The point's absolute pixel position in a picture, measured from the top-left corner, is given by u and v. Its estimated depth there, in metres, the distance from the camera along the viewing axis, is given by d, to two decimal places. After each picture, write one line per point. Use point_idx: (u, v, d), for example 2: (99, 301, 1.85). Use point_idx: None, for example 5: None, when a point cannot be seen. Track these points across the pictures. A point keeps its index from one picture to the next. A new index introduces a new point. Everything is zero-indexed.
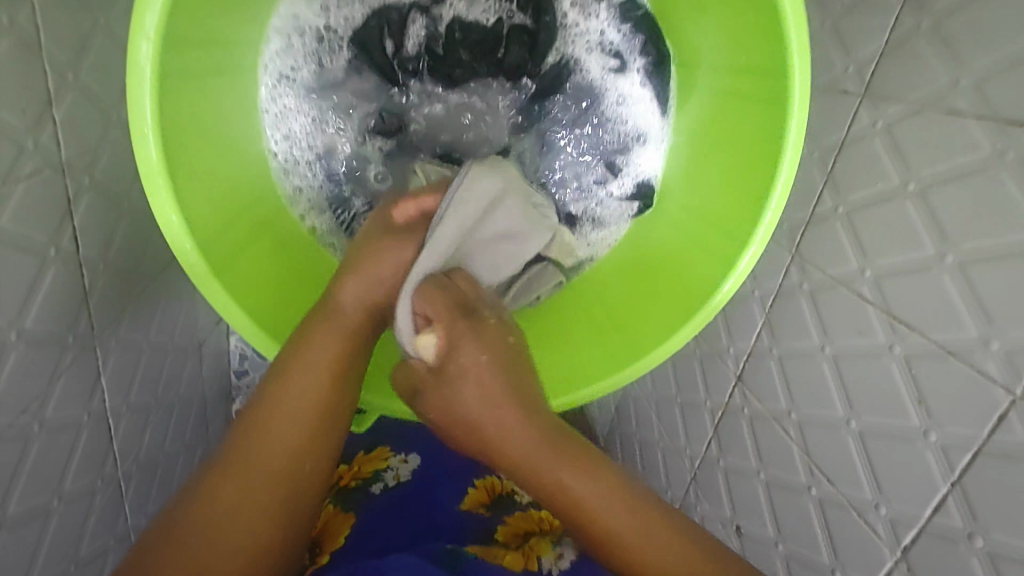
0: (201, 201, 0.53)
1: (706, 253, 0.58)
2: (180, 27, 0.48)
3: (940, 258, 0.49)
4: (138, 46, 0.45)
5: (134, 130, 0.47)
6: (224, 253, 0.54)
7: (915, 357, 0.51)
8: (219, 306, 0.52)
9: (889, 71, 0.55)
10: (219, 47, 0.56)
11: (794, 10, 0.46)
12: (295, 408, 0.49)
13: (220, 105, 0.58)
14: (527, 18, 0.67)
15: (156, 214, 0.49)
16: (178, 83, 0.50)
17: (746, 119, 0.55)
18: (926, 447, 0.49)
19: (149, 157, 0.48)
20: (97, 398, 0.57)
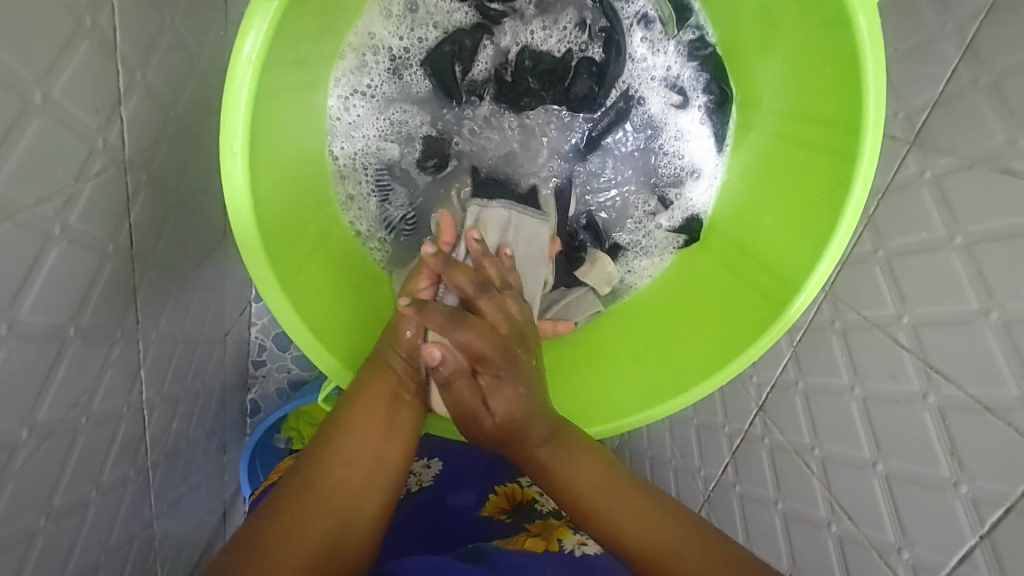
0: (274, 217, 0.53)
1: (757, 297, 0.59)
2: (275, 47, 0.48)
3: (984, 314, 0.50)
4: (241, 67, 0.46)
5: (225, 146, 0.47)
6: (291, 268, 0.55)
7: (950, 408, 0.52)
8: (283, 321, 0.52)
9: (942, 121, 0.55)
10: (305, 62, 0.57)
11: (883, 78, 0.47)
12: (360, 458, 0.52)
13: (297, 116, 0.59)
14: (600, 51, 0.69)
15: (234, 226, 0.49)
16: (268, 99, 0.51)
17: (811, 169, 0.56)
18: (957, 498, 0.51)
19: (234, 175, 0.48)
20: (136, 390, 0.58)
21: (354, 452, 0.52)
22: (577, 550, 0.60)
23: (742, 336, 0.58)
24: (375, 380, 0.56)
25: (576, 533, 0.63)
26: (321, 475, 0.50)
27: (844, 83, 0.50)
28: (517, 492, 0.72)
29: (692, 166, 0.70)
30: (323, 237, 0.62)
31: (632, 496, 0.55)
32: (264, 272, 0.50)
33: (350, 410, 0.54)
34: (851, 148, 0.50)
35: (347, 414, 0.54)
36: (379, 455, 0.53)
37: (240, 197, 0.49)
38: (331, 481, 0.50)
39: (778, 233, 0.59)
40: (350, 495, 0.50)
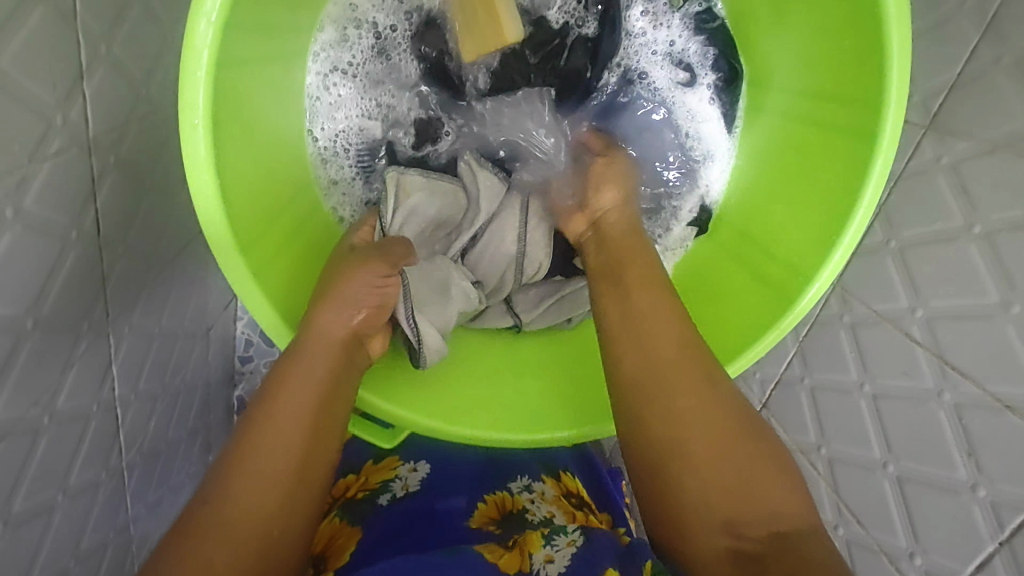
0: (245, 202, 0.50)
1: (764, 290, 0.56)
2: (241, 12, 0.46)
3: (1004, 308, 0.48)
4: (198, 26, 0.43)
5: (185, 117, 0.44)
6: (265, 254, 0.52)
7: (967, 407, 0.49)
8: (255, 312, 0.48)
9: (960, 104, 0.52)
10: (272, 31, 0.54)
11: (902, 49, 0.45)
12: (276, 459, 0.44)
13: (268, 92, 0.55)
14: (595, 25, 0.65)
15: (200, 208, 0.46)
16: (233, 67, 0.48)
17: (824, 152, 0.54)
18: (974, 502, 0.48)
19: (197, 152, 0.45)
20: (107, 387, 0.55)
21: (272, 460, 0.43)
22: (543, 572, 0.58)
23: (748, 331, 0.54)
24: (302, 363, 0.48)
25: (545, 548, 0.60)
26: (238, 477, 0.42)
27: (860, 55, 0.48)
28: (506, 501, 0.70)
29: (696, 150, 0.66)
30: (300, 224, 0.58)
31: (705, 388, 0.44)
32: (232, 257, 0.47)
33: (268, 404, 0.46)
34: (868, 127, 0.48)
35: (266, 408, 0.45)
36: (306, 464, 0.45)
37: (203, 174, 0.45)
38: (243, 502, 0.42)
39: (788, 222, 0.56)
40: (274, 501, 0.42)
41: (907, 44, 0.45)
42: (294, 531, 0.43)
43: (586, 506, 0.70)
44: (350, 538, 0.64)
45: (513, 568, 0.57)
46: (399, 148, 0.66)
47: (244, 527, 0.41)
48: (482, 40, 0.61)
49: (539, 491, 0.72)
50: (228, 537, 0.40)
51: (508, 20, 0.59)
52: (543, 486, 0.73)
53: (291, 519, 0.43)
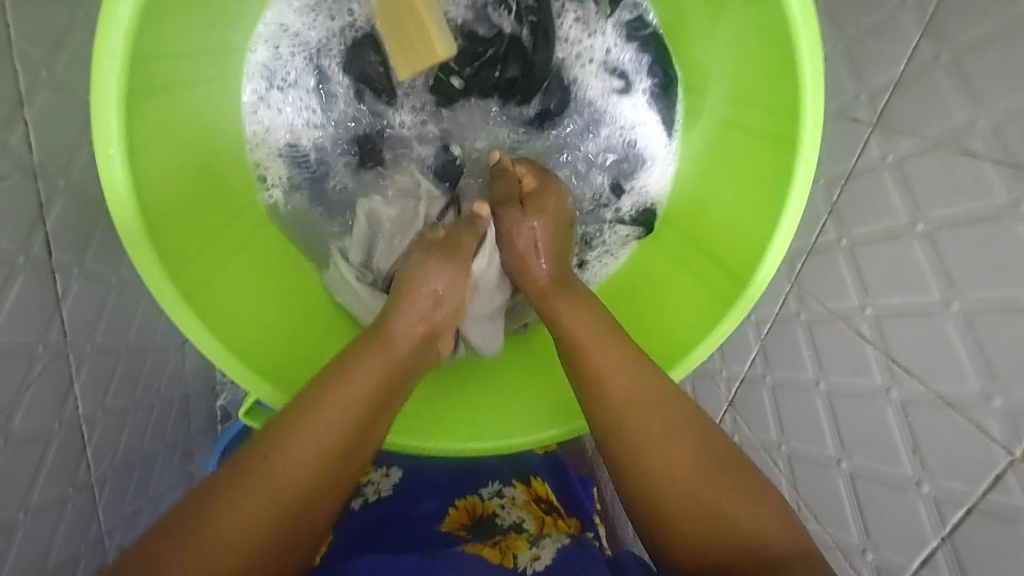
0: (172, 226, 0.51)
1: (704, 293, 0.57)
2: (146, 40, 0.47)
3: (945, 305, 0.48)
4: (107, 58, 0.44)
5: (100, 149, 0.45)
6: (200, 277, 0.53)
7: (912, 404, 0.50)
8: (192, 337, 0.49)
9: (903, 102, 0.52)
10: (192, 58, 0.55)
11: (811, 57, 0.46)
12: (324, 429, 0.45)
13: (197, 117, 0.57)
14: (528, 35, 0.66)
15: (121, 232, 0.47)
16: (148, 94, 0.49)
17: (755, 159, 0.55)
18: (919, 498, 0.49)
19: (115, 179, 0.46)
20: (70, 405, 0.55)
21: (322, 428, 0.45)
22: (530, 567, 0.58)
23: (689, 337, 0.56)
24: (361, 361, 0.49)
25: (531, 549, 0.60)
26: (279, 453, 0.43)
27: (778, 65, 0.49)
28: (477, 506, 0.70)
29: (638, 152, 0.67)
30: (241, 244, 0.59)
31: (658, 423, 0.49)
32: (160, 283, 0.48)
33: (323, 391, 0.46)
34: (790, 133, 0.49)
35: (320, 394, 0.46)
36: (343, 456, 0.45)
37: (126, 205, 0.47)
38: (289, 473, 0.43)
39: (723, 227, 0.58)
40: (302, 493, 0.43)
41: (817, 55, 0.46)
42: (313, 525, 0.44)
43: (556, 511, 0.71)
44: (320, 540, 0.62)
45: (498, 563, 0.58)
46: (342, 165, 0.67)
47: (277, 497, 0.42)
48: (414, 57, 0.63)
49: (510, 496, 0.71)
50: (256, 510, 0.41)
51: (439, 36, 0.61)
52: (514, 490, 0.72)
53: (310, 515, 0.43)
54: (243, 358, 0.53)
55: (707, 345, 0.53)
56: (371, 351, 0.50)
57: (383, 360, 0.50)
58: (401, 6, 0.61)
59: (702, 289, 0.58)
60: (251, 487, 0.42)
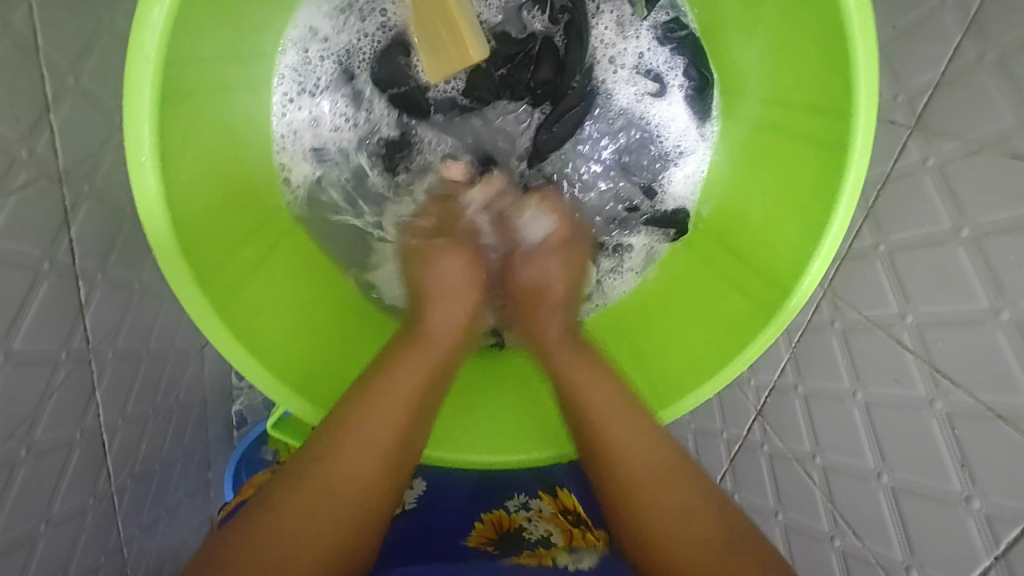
0: (202, 237, 0.51)
1: (731, 301, 0.57)
2: (180, 45, 0.46)
3: (994, 314, 0.46)
4: (141, 65, 0.44)
5: (133, 157, 0.45)
6: (229, 283, 0.52)
7: (958, 416, 0.48)
8: (217, 342, 0.49)
9: (945, 103, 0.51)
10: (224, 63, 0.55)
11: (862, 59, 0.45)
12: (379, 436, 0.50)
13: (227, 121, 0.57)
14: (561, 36, 0.65)
15: (153, 243, 0.46)
16: (183, 100, 0.49)
17: (800, 161, 0.53)
18: (969, 514, 0.47)
19: (147, 186, 0.46)
20: (91, 413, 0.55)
21: (374, 435, 0.49)
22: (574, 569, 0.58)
23: (741, 336, 0.55)
24: (406, 359, 0.54)
25: (570, 556, 0.61)
26: (330, 461, 0.48)
27: (824, 63, 0.48)
28: (503, 519, 0.67)
29: (672, 153, 0.66)
30: (271, 247, 0.59)
31: (643, 443, 0.53)
32: (186, 287, 0.47)
33: (364, 402, 0.51)
34: (839, 135, 0.48)
35: (361, 406, 0.50)
36: (397, 449, 0.50)
37: (156, 211, 0.46)
38: (339, 482, 0.48)
39: (763, 231, 0.57)
40: (354, 496, 0.48)
41: (870, 53, 0.45)
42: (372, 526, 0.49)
43: (585, 521, 0.67)
44: None
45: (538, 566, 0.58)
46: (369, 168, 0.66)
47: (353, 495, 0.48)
48: (447, 62, 0.62)
49: (535, 508, 0.69)
50: (313, 523, 0.46)
51: (471, 39, 0.60)
52: (540, 503, 0.69)
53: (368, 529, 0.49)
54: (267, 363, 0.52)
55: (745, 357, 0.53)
56: (417, 348, 0.55)
57: (429, 358, 0.54)
58: (433, 12, 0.61)
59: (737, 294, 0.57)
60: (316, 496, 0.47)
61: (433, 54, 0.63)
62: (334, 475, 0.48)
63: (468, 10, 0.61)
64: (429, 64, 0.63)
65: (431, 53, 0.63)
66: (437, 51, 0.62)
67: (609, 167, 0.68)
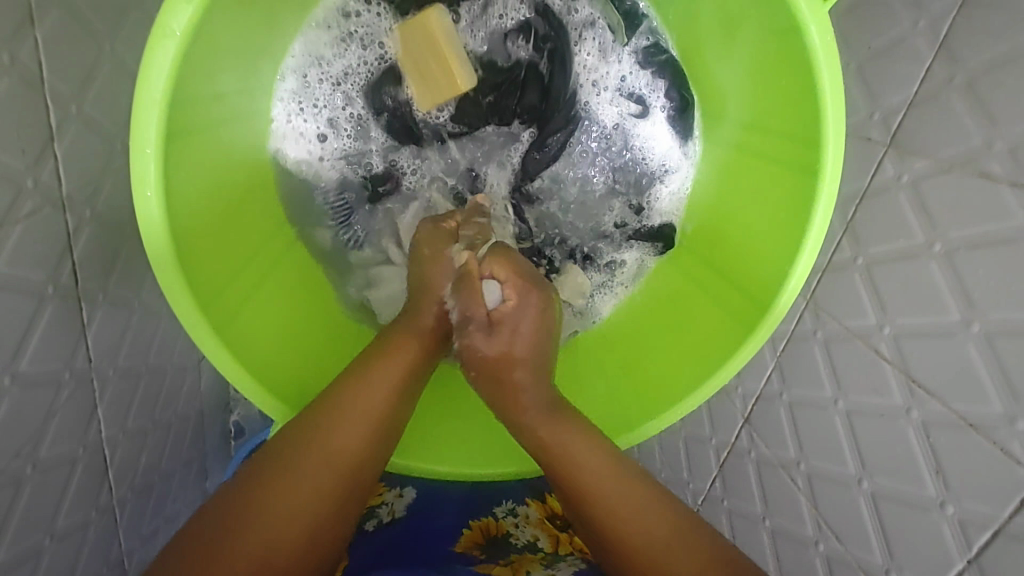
0: (202, 269, 0.52)
1: (705, 326, 0.60)
2: (186, 83, 0.48)
3: (965, 326, 0.48)
4: (146, 104, 0.45)
5: (137, 191, 0.47)
6: (228, 311, 0.53)
7: (934, 424, 0.50)
8: (223, 369, 0.50)
9: (917, 122, 0.53)
10: (226, 94, 0.56)
11: (833, 89, 0.47)
12: (368, 403, 0.52)
13: (228, 152, 0.58)
14: (545, 62, 0.68)
15: (161, 279, 0.47)
16: (184, 134, 0.50)
17: (780, 185, 0.55)
18: (943, 519, 0.48)
19: (151, 222, 0.47)
20: (93, 429, 0.56)
21: (366, 405, 0.52)
22: None
23: (725, 348, 0.56)
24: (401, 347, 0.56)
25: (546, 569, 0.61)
26: (321, 437, 0.50)
27: (793, 90, 0.51)
28: (491, 525, 0.68)
29: (658, 171, 0.69)
30: (268, 273, 0.60)
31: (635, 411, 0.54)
32: (193, 318, 0.48)
33: (358, 376, 0.53)
34: (813, 160, 0.50)
35: (355, 378, 0.53)
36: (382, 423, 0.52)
37: (162, 246, 0.48)
38: (325, 457, 0.49)
39: (742, 252, 0.59)
40: (337, 471, 0.49)
41: (839, 85, 0.47)
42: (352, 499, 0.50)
43: (571, 526, 0.67)
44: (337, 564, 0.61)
45: None
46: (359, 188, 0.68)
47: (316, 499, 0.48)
48: (436, 90, 0.65)
49: (523, 514, 0.70)
50: (289, 499, 0.47)
51: (460, 70, 0.64)
52: (528, 508, 0.71)
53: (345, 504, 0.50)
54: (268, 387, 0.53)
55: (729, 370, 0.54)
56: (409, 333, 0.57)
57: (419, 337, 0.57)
58: (421, 42, 0.63)
59: (722, 302, 0.59)
60: (306, 457, 0.49)
61: (418, 81, 0.66)
62: (300, 475, 0.49)
63: (451, 40, 0.64)
64: (415, 91, 0.66)
65: (417, 80, 0.66)
66: (423, 78, 0.65)
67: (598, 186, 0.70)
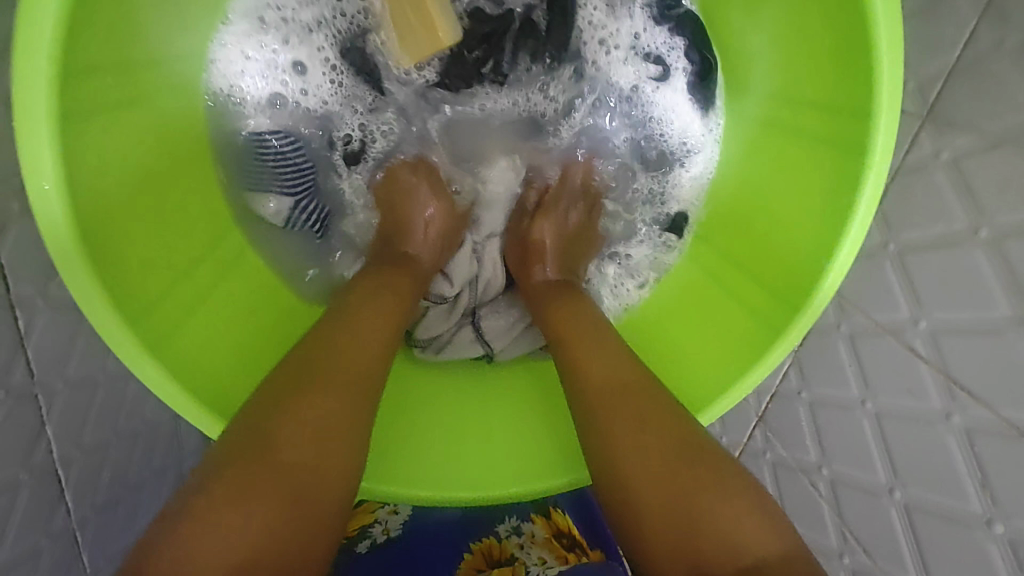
0: (126, 273, 0.46)
1: (732, 317, 0.54)
2: (81, 51, 0.41)
3: (1017, 324, 0.43)
4: (29, 82, 0.38)
5: (32, 184, 0.40)
6: (163, 325, 0.48)
7: (979, 433, 0.45)
8: (158, 390, 0.45)
9: (960, 92, 0.47)
10: (143, 65, 0.49)
11: (891, 51, 0.42)
12: (368, 339, 0.46)
13: (161, 133, 0.51)
14: (544, 19, 0.61)
15: (71, 286, 0.41)
16: (87, 113, 0.43)
17: (814, 169, 0.50)
18: (990, 539, 0.44)
19: (55, 220, 0.41)
20: (40, 450, 0.50)
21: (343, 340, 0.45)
22: None
23: (761, 343, 0.50)
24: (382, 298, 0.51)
25: None
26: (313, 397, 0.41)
27: (835, 58, 0.46)
28: (494, 548, 0.64)
29: (679, 148, 0.62)
30: (217, 277, 0.54)
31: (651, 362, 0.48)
32: (116, 335, 0.43)
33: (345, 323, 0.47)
34: (857, 137, 0.44)
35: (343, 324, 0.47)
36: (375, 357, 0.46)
37: (71, 249, 0.41)
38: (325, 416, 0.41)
39: (768, 240, 0.53)
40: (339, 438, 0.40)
41: (898, 47, 0.42)
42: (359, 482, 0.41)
43: (580, 546, 0.63)
44: None
45: None
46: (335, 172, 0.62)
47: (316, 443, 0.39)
48: (417, 49, 0.58)
49: (528, 533, 0.65)
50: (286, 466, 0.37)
51: (444, 27, 0.57)
52: (533, 526, 0.66)
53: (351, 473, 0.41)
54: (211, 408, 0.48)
55: (761, 369, 0.49)
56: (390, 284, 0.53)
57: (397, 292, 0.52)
58: None
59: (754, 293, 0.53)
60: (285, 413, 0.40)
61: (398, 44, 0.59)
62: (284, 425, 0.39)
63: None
64: (394, 54, 0.60)
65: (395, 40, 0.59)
66: (402, 39, 0.59)
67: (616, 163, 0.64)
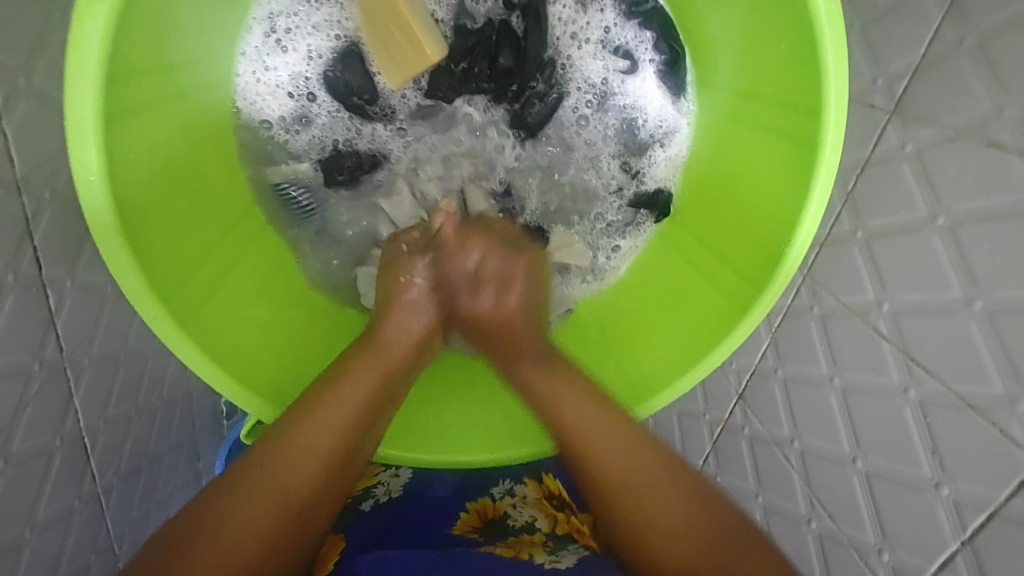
0: (159, 256, 0.50)
1: (689, 311, 0.59)
2: (124, 58, 0.46)
3: (967, 304, 0.46)
4: (78, 84, 0.43)
5: (80, 176, 0.45)
6: (192, 302, 0.52)
7: (930, 405, 0.49)
8: (188, 360, 0.49)
9: (923, 89, 0.50)
10: (174, 69, 0.54)
11: (837, 57, 0.45)
12: (348, 403, 0.52)
13: (186, 128, 0.56)
14: (519, 20, 0.66)
15: (111, 265, 0.46)
16: (126, 115, 0.48)
17: (775, 163, 0.53)
18: (938, 501, 0.48)
19: (98, 208, 0.45)
20: (70, 419, 0.54)
21: (336, 406, 0.52)
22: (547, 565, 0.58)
23: (728, 319, 0.54)
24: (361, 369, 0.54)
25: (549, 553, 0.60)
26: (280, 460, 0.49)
27: (786, 59, 0.50)
28: (488, 507, 0.68)
29: (656, 134, 0.66)
30: (236, 260, 0.58)
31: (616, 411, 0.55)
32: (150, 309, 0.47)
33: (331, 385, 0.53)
34: (812, 132, 0.48)
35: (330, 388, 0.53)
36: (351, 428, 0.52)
37: (113, 240, 0.46)
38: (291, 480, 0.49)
39: (734, 240, 0.57)
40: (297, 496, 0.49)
41: (841, 48, 0.45)
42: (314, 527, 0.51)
43: (569, 506, 0.67)
44: (333, 548, 0.60)
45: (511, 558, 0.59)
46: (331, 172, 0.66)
47: (255, 524, 0.48)
48: (404, 64, 0.62)
49: (521, 494, 0.69)
50: (245, 522, 0.48)
51: (427, 39, 0.60)
52: (525, 488, 0.69)
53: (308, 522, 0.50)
54: (234, 376, 0.52)
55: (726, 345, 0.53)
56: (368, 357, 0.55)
57: (379, 366, 0.55)
58: (385, 15, 0.60)
59: (711, 291, 0.58)
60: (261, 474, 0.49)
61: (382, 61, 0.63)
62: (244, 503, 0.48)
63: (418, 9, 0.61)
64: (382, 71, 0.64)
65: (382, 57, 0.63)
66: (390, 56, 0.62)
67: (604, 154, 0.68)
